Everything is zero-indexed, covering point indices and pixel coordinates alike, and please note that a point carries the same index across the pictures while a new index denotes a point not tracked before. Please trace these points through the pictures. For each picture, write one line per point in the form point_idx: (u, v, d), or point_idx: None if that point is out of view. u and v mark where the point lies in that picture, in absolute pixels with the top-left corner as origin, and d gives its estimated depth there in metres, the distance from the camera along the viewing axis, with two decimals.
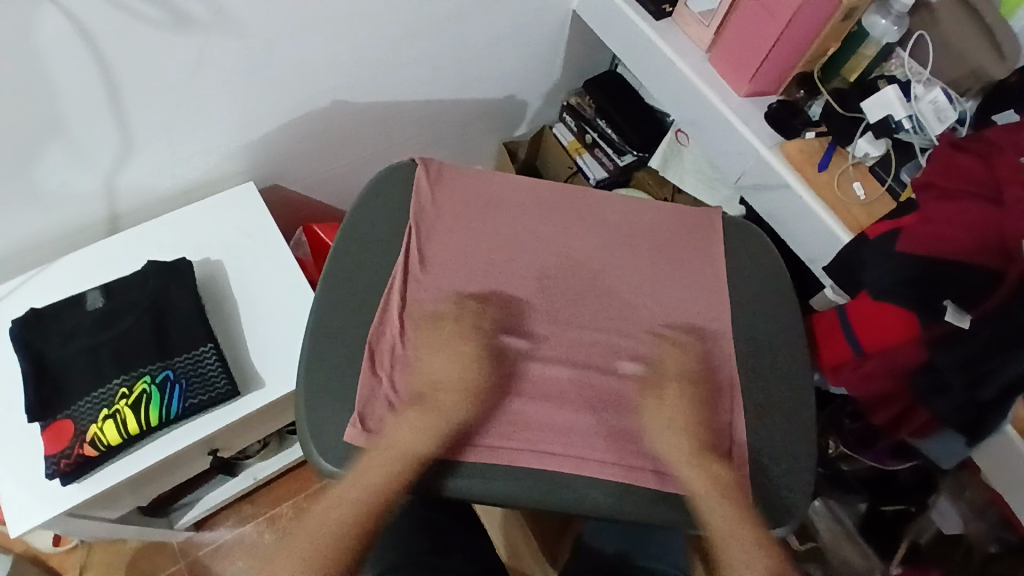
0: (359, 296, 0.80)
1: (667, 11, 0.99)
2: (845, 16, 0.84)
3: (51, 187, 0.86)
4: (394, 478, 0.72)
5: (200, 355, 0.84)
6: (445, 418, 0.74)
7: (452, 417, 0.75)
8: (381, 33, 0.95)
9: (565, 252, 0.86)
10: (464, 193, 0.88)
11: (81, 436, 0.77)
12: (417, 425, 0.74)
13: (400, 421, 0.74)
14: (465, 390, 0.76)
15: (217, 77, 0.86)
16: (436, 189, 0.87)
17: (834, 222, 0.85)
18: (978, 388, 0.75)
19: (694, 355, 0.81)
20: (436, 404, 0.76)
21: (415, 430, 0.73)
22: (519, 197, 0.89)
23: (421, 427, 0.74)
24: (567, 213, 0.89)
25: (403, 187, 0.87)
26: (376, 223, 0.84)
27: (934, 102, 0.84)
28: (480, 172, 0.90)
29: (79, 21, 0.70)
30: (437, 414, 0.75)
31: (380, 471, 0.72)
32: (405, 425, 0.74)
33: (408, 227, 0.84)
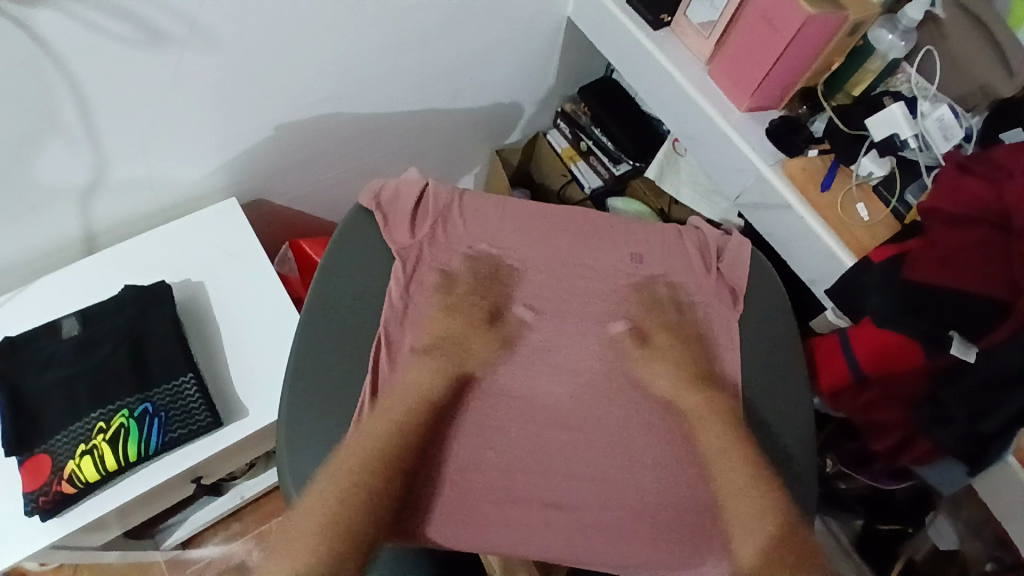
0: (346, 329, 0.77)
1: (665, 20, 0.95)
2: (851, 31, 0.81)
3: (23, 210, 0.82)
4: (421, 407, 0.74)
5: (181, 385, 0.81)
6: (459, 367, 0.78)
7: (464, 364, 0.78)
8: (366, 43, 0.91)
9: (554, 283, 0.83)
10: (449, 218, 0.84)
11: (58, 473, 0.75)
12: (433, 374, 0.76)
13: (413, 370, 0.76)
14: (467, 340, 0.80)
15: (194, 92, 0.82)
16: (421, 212, 0.84)
17: (836, 245, 0.83)
18: (981, 420, 0.72)
19: (682, 309, 0.83)
20: (449, 358, 0.78)
21: (424, 374, 0.76)
22: (508, 218, 0.85)
23: (433, 370, 0.77)
24: (555, 240, 0.85)
25: (387, 211, 0.83)
26: (370, 248, 0.81)
27: (939, 120, 0.81)
28: (483, 195, 0.87)
29: (47, 42, 0.66)
30: (450, 365, 0.78)
31: (401, 413, 0.73)
32: (421, 369, 0.76)
33: (391, 256, 0.81)
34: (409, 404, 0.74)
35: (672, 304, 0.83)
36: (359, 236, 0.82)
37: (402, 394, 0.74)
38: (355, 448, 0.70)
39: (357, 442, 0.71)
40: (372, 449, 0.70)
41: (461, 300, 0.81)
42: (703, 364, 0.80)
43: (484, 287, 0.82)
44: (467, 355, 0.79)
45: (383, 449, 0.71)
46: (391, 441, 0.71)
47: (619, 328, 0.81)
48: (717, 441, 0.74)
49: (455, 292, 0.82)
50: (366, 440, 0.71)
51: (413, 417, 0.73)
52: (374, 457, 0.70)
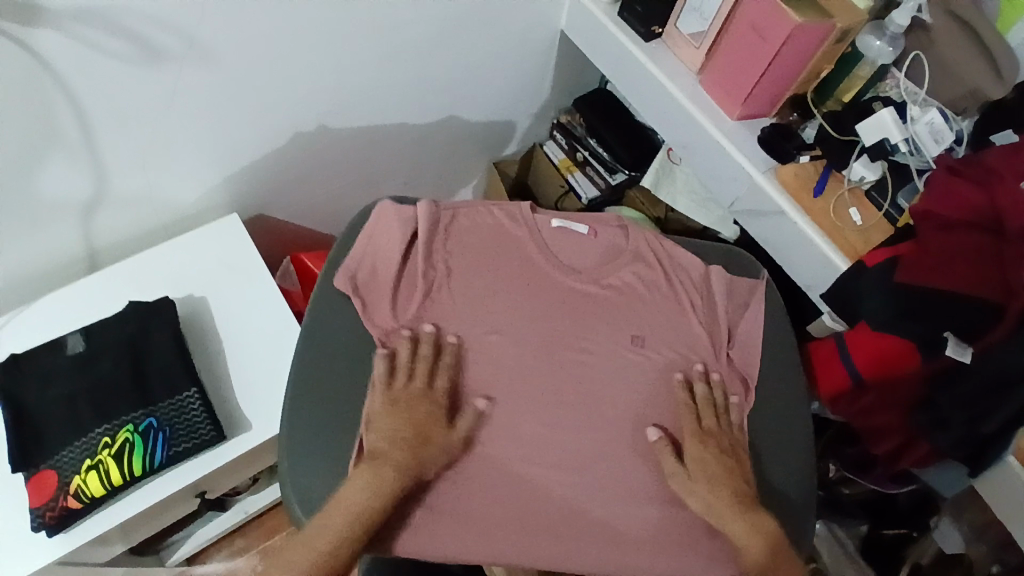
0: (348, 341, 0.79)
1: (657, 32, 0.97)
2: (839, 38, 0.82)
3: (28, 229, 0.83)
4: (362, 517, 0.66)
5: (184, 400, 0.82)
6: (403, 470, 0.69)
7: (417, 470, 0.70)
8: (361, 58, 0.92)
9: (548, 297, 0.83)
10: (444, 233, 0.84)
11: (64, 488, 0.76)
12: (377, 477, 0.68)
13: (354, 481, 0.67)
14: (422, 445, 0.71)
15: (192, 109, 0.83)
16: (417, 227, 0.83)
17: (830, 250, 0.84)
18: (979, 420, 0.72)
19: (718, 405, 0.78)
20: (395, 460, 0.69)
21: (367, 492, 0.67)
22: (504, 235, 0.86)
23: (380, 485, 0.67)
24: (550, 253, 0.85)
25: (381, 226, 0.83)
26: (369, 267, 0.82)
27: (930, 124, 0.82)
28: (477, 211, 0.87)
29: (49, 61, 0.68)
30: (394, 467, 0.68)
31: (341, 521, 0.65)
32: (360, 482, 0.67)
33: (386, 272, 0.81)
34: (352, 508, 0.66)
35: (709, 406, 0.78)
36: (359, 256, 0.82)
37: (338, 509, 0.66)
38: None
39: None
40: (306, 568, 0.63)
41: (415, 392, 0.74)
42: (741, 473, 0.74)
43: (433, 377, 0.75)
44: (418, 454, 0.70)
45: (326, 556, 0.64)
46: (328, 558, 0.64)
47: (655, 435, 0.77)
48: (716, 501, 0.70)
49: (411, 385, 0.74)
50: (292, 568, 0.63)
51: (355, 527, 0.65)
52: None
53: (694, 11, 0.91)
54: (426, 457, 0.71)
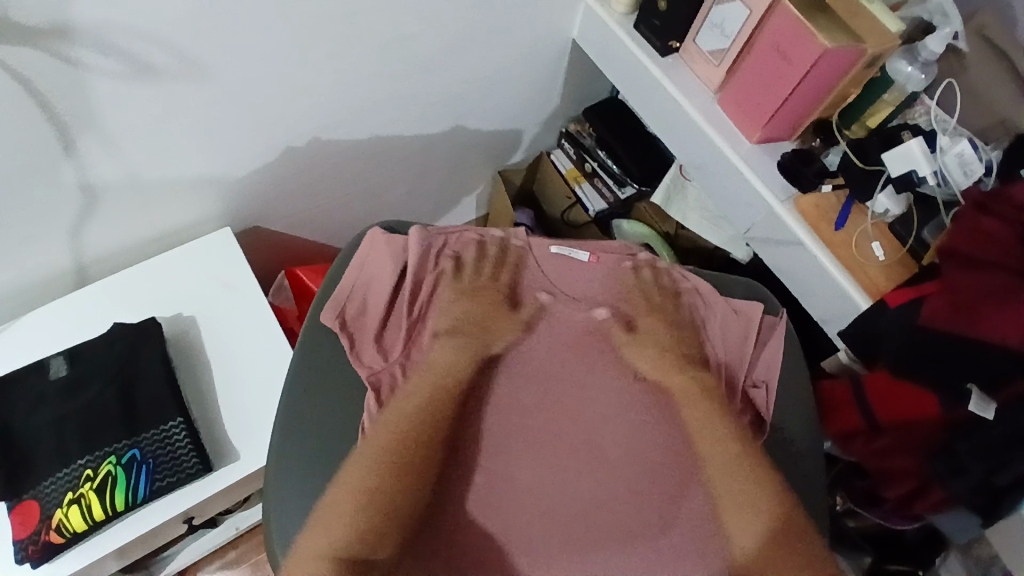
0: (337, 377, 0.75)
1: (673, 47, 0.92)
2: (868, 63, 0.78)
3: (10, 246, 0.79)
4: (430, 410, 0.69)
5: (170, 430, 0.78)
6: (483, 345, 0.75)
7: (487, 345, 0.75)
8: (364, 71, 0.88)
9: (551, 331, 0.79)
10: (435, 264, 0.80)
11: (46, 522, 0.73)
12: (455, 352, 0.74)
13: (436, 351, 0.73)
14: (493, 319, 0.76)
15: (187, 124, 0.79)
16: (409, 258, 0.79)
17: (850, 285, 0.80)
18: (998, 472, 0.70)
19: (664, 288, 0.82)
20: (469, 335, 0.75)
21: (450, 358, 0.73)
22: (500, 266, 0.80)
23: (457, 354, 0.73)
24: (549, 285, 0.80)
25: (373, 254, 0.79)
26: (359, 297, 0.78)
27: (960, 155, 0.78)
28: (475, 236, 0.82)
29: (29, 79, 0.63)
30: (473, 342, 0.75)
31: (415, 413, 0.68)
32: (442, 351, 0.73)
33: (376, 310, 0.77)
34: (433, 380, 0.71)
35: (659, 289, 0.81)
36: (348, 289, 0.78)
37: (430, 374, 0.72)
38: (379, 437, 0.66)
39: (390, 422, 0.67)
40: (404, 430, 0.67)
41: (483, 281, 0.78)
42: (687, 348, 0.77)
43: (495, 273, 0.80)
44: (495, 333, 0.76)
45: (408, 437, 0.67)
46: (428, 421, 0.68)
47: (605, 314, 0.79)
48: (713, 428, 0.71)
49: (478, 275, 0.79)
50: (397, 422, 0.67)
51: (435, 405, 0.70)
52: (399, 441, 0.66)
53: (714, 28, 0.86)
54: (495, 338, 0.76)
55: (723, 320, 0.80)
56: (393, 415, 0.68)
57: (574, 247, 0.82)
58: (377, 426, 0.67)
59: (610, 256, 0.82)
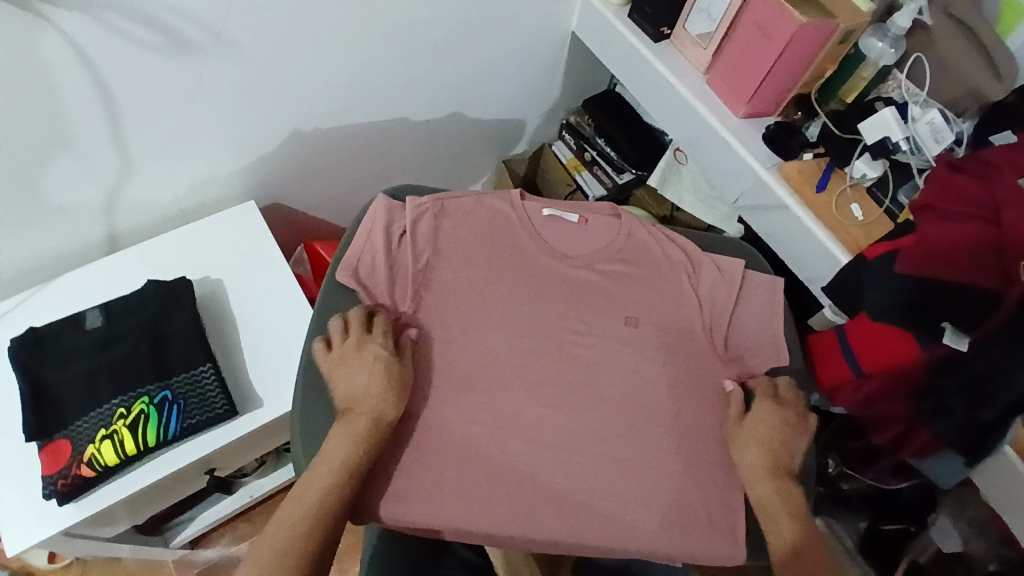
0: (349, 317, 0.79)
1: (665, 33, 1.00)
2: (841, 39, 0.85)
3: (51, 209, 0.86)
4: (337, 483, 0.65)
5: (199, 375, 0.84)
6: (369, 418, 0.69)
7: (372, 416, 0.69)
8: (381, 55, 0.95)
9: (557, 288, 0.84)
10: (430, 227, 0.82)
11: (78, 458, 0.78)
12: (347, 433, 0.68)
13: (331, 436, 0.68)
14: (367, 390, 0.70)
15: (219, 97, 0.86)
16: (408, 225, 0.82)
17: (831, 242, 0.86)
18: (982, 409, 0.75)
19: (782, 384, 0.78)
20: (357, 414, 0.69)
21: (344, 441, 0.67)
22: (493, 228, 0.85)
23: (351, 434, 0.68)
24: (543, 243, 0.85)
25: (379, 221, 0.81)
26: (370, 260, 0.80)
27: (930, 123, 0.84)
28: (473, 201, 0.85)
29: (79, 44, 0.70)
30: (365, 421, 0.69)
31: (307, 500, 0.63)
32: (335, 436, 0.68)
33: (385, 271, 0.80)
34: (331, 466, 0.65)
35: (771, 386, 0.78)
36: (359, 253, 0.80)
37: (323, 464, 0.66)
38: (276, 527, 0.62)
39: (289, 509, 0.63)
40: (297, 527, 0.61)
41: (354, 343, 0.72)
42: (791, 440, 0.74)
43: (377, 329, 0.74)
44: (368, 405, 0.70)
45: (301, 536, 0.61)
46: (314, 523, 0.62)
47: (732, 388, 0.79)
48: (770, 503, 0.70)
49: (361, 335, 0.73)
50: (295, 510, 0.63)
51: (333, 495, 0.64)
52: (293, 547, 0.60)
53: (702, 13, 0.94)
54: (372, 404, 0.70)
55: (712, 283, 0.84)
56: (299, 493, 0.64)
57: (562, 210, 0.87)
58: (289, 500, 0.64)
59: (598, 223, 0.86)
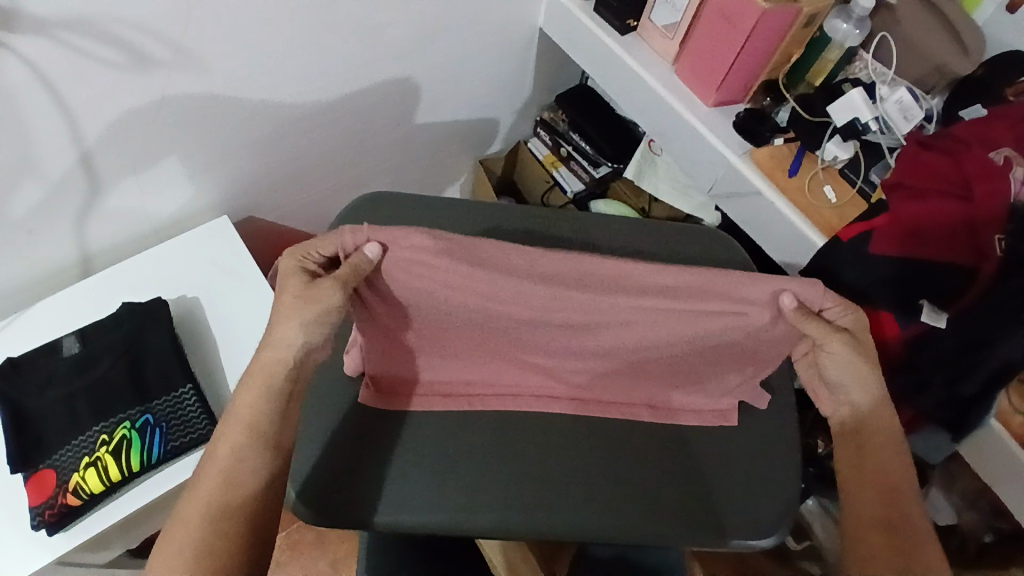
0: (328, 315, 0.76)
1: (631, 25, 1.00)
2: (806, 23, 0.85)
3: (20, 233, 0.85)
4: (265, 427, 0.60)
5: (181, 396, 0.85)
6: (316, 323, 0.59)
7: (320, 322, 0.59)
8: (347, 62, 0.95)
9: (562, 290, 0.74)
10: None
11: (63, 486, 0.77)
12: (299, 331, 0.60)
13: (282, 324, 0.60)
14: (314, 294, 0.59)
15: (182, 111, 0.85)
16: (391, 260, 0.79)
17: (807, 227, 0.86)
18: (960, 384, 0.77)
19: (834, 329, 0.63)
20: (309, 313, 0.59)
21: (296, 333, 0.60)
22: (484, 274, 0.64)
23: (304, 330, 0.59)
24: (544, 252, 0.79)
25: None
26: None
27: (899, 102, 0.85)
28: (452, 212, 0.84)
29: (35, 66, 0.69)
30: (305, 323, 0.59)
31: (249, 433, 0.59)
32: (283, 326, 0.60)
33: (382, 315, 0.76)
34: (266, 374, 0.60)
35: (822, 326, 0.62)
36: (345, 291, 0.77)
37: (263, 363, 0.60)
38: (229, 436, 0.59)
39: (241, 413, 0.60)
40: (252, 437, 0.59)
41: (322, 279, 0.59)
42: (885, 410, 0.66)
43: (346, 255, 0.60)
44: (318, 309, 0.59)
45: (258, 443, 0.59)
46: (266, 430, 0.60)
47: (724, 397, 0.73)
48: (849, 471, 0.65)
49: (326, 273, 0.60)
50: (247, 413, 0.60)
51: (276, 396, 0.60)
52: (252, 463, 0.58)
53: (667, 3, 0.94)
54: (325, 312, 0.59)
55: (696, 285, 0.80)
56: (246, 396, 0.60)
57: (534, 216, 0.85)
58: (237, 406, 0.60)
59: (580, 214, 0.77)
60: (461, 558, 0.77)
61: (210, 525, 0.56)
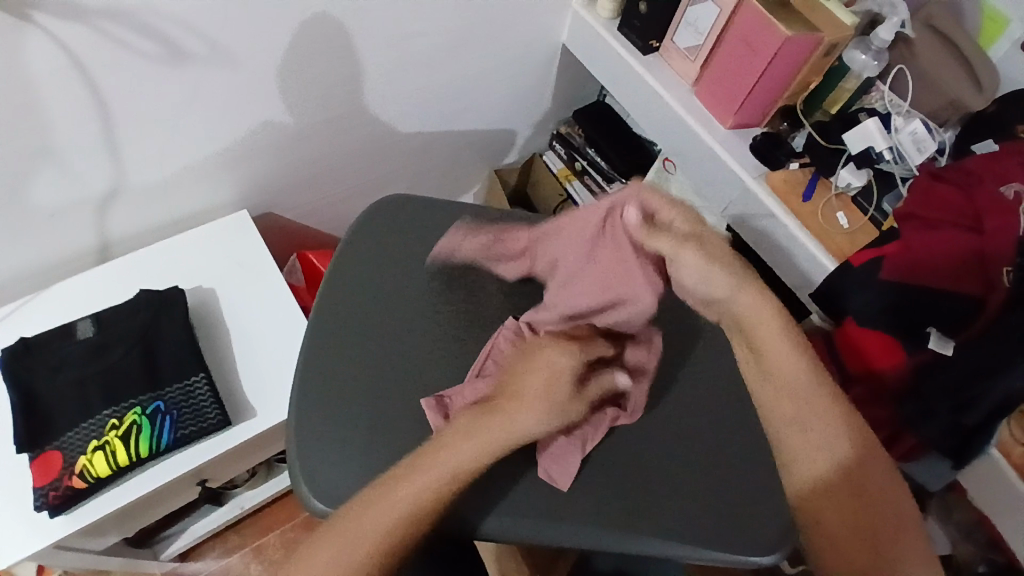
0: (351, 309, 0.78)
1: (653, 46, 1.02)
2: (825, 52, 0.88)
3: (42, 215, 0.86)
4: (480, 464, 0.61)
5: (192, 385, 0.85)
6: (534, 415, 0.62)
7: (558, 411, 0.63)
8: (375, 67, 0.97)
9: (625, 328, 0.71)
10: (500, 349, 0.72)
11: (70, 469, 0.77)
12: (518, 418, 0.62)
13: (528, 402, 0.62)
14: (553, 383, 0.63)
15: (209, 105, 0.86)
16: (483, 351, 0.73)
17: (819, 251, 0.87)
18: (965, 413, 0.76)
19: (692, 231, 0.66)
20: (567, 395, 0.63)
21: (540, 414, 0.62)
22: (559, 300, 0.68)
23: (547, 412, 0.62)
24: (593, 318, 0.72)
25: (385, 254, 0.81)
26: (377, 280, 0.80)
27: (913, 133, 0.87)
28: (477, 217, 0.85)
29: (73, 52, 0.71)
30: (518, 409, 0.62)
31: (451, 462, 0.60)
32: (536, 400, 0.62)
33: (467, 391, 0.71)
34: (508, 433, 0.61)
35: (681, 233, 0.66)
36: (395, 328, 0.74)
37: (498, 420, 0.62)
38: (443, 462, 0.60)
39: (472, 442, 0.61)
40: (468, 467, 0.60)
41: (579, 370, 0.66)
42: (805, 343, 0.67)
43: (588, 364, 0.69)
44: (547, 396, 0.62)
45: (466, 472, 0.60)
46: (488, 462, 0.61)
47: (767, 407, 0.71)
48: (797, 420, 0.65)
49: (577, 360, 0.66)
50: (480, 445, 0.61)
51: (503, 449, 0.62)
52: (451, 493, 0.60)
53: (689, 26, 0.96)
54: (557, 394, 0.63)
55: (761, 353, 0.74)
56: (463, 436, 0.61)
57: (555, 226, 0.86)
58: (466, 434, 0.61)
59: None
60: (463, 561, 0.77)
61: (384, 544, 0.57)
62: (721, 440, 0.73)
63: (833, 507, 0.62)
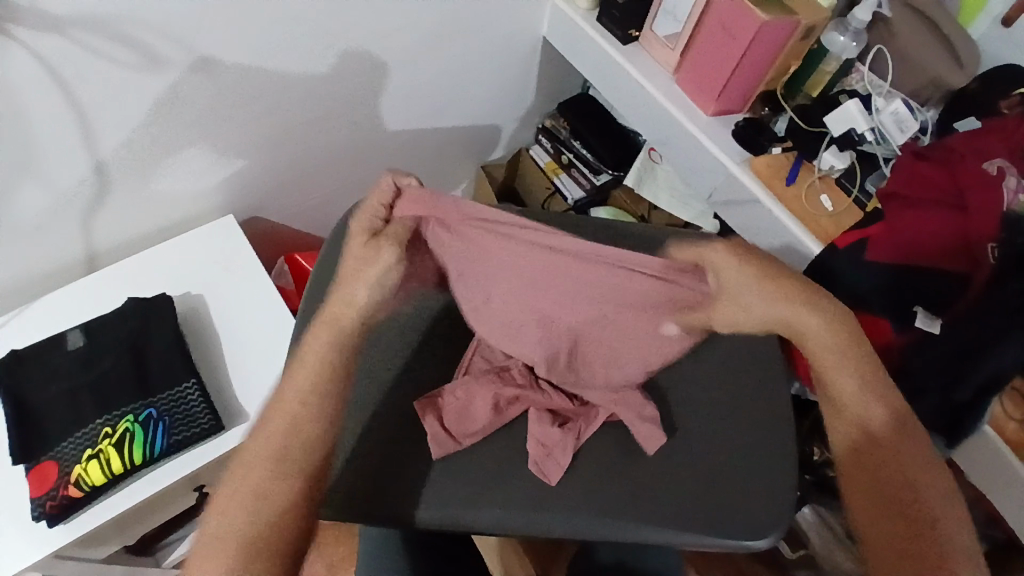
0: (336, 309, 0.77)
1: (634, 36, 1.02)
2: (803, 34, 0.88)
3: (28, 227, 0.86)
4: (323, 376, 0.60)
5: (184, 391, 0.85)
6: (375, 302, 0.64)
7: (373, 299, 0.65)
8: (356, 66, 0.97)
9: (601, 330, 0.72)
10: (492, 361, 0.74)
11: (65, 478, 0.77)
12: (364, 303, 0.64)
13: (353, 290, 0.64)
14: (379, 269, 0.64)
15: (191, 111, 0.86)
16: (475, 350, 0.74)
17: (804, 234, 0.87)
18: (955, 389, 0.76)
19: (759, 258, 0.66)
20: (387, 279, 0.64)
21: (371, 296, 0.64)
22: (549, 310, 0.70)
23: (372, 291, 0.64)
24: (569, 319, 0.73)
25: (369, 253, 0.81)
26: None
27: (894, 114, 0.88)
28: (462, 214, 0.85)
29: (51, 62, 0.71)
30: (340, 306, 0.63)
31: (293, 392, 0.59)
32: (357, 282, 0.64)
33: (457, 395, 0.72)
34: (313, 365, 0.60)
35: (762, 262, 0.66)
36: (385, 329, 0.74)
37: (324, 329, 0.63)
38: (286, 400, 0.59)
39: (308, 358, 0.61)
40: (308, 386, 0.59)
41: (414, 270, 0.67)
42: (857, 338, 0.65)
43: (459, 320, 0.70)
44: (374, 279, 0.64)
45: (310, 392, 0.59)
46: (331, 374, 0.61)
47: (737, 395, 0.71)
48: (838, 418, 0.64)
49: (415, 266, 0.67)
50: (315, 358, 0.61)
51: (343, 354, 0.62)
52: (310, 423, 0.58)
53: (670, 14, 0.96)
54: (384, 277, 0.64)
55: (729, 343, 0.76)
56: (295, 372, 0.60)
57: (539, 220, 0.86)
58: (295, 372, 0.60)
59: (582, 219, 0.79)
60: (460, 555, 0.78)
61: (260, 508, 0.53)
62: (712, 426, 0.73)
63: (870, 503, 0.60)
